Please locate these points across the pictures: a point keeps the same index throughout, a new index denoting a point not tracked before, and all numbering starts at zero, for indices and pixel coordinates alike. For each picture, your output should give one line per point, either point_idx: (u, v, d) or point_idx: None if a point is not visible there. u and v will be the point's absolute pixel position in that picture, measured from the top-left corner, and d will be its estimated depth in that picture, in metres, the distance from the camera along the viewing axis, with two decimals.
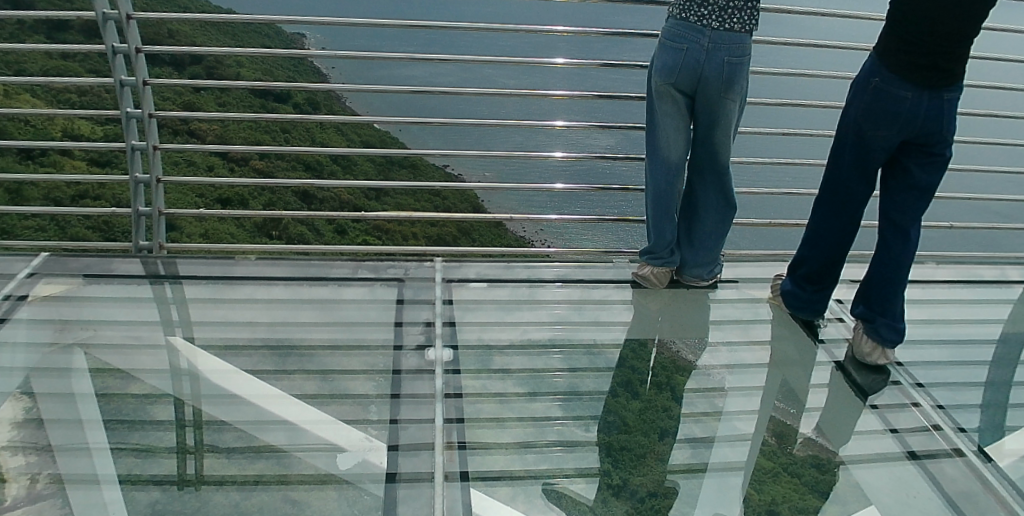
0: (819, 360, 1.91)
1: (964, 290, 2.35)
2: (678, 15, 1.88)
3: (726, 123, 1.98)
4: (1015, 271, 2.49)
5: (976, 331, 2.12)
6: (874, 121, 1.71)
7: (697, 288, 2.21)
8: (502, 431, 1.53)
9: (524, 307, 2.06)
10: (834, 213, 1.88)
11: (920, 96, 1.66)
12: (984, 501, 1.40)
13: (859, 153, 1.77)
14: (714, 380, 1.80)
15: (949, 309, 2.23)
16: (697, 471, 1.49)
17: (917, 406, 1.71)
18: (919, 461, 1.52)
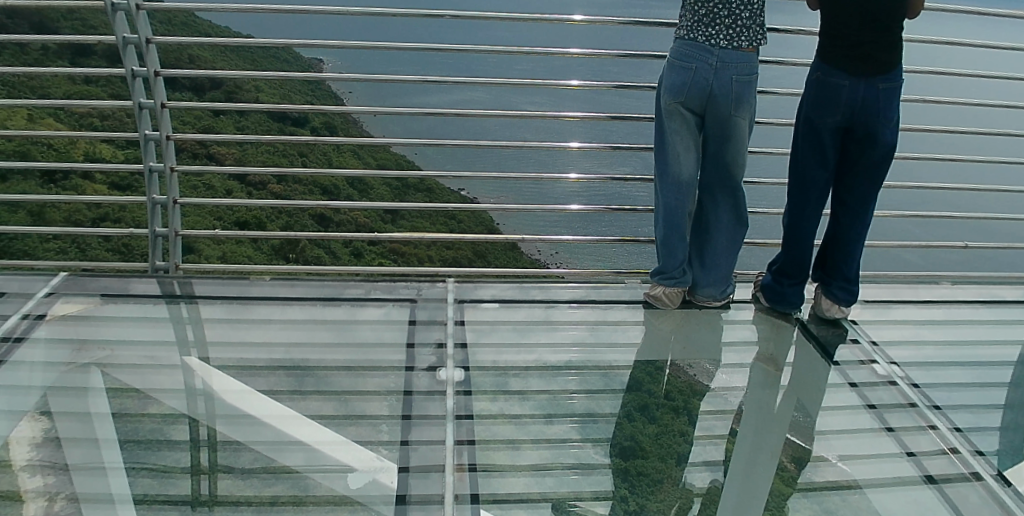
0: (834, 381, 1.87)
1: (983, 311, 2.32)
2: (684, 35, 1.89)
3: (737, 143, 1.98)
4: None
5: (995, 353, 2.09)
6: (818, 109, 1.82)
7: (709, 308, 2.18)
8: (517, 453, 1.52)
9: (538, 328, 2.05)
10: (795, 202, 1.97)
11: (855, 83, 1.77)
12: None
13: (811, 140, 1.87)
14: (730, 403, 1.79)
15: (969, 330, 2.19)
16: (713, 498, 1.47)
17: (933, 427, 1.68)
18: (936, 485, 1.50)
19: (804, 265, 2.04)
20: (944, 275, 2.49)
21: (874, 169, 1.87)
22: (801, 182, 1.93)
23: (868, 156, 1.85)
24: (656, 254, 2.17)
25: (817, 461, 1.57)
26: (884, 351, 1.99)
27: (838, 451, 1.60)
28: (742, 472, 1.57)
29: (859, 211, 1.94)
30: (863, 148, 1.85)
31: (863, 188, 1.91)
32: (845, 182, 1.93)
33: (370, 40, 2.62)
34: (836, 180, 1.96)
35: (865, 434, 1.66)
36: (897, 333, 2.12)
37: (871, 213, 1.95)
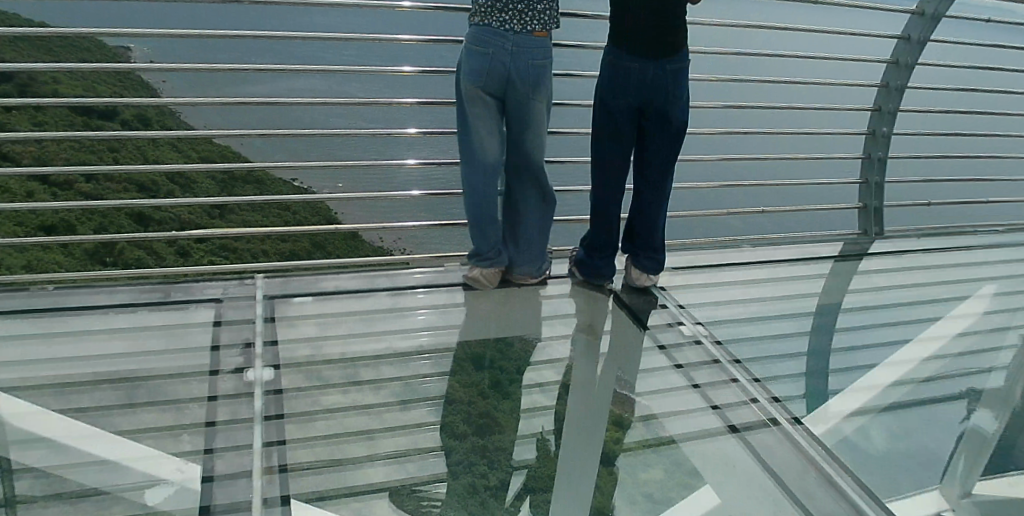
0: (646, 345, 1.98)
1: (782, 268, 2.52)
2: (479, 21, 1.89)
3: (538, 125, 2.01)
4: (838, 247, 2.73)
5: (790, 306, 2.28)
6: (612, 91, 1.91)
7: (526, 286, 2.22)
8: (373, 443, 1.52)
9: (384, 316, 2.02)
10: (600, 181, 2.04)
11: (643, 65, 1.87)
12: (801, 468, 1.57)
13: (607, 121, 1.95)
14: (548, 375, 1.84)
15: (767, 287, 2.38)
16: (544, 465, 1.53)
17: (735, 381, 1.84)
18: (738, 434, 1.66)
19: (613, 240, 2.13)
20: (765, 237, 2.69)
21: (668, 146, 1.99)
22: (607, 162, 2.01)
23: (662, 133, 1.96)
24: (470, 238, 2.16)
25: (641, 420, 1.68)
26: (689, 313, 2.13)
27: (651, 412, 1.71)
28: (573, 437, 1.64)
29: (658, 187, 2.05)
30: (656, 127, 1.96)
31: (660, 164, 2.02)
32: (643, 159, 2.03)
33: (163, 27, 2.43)
34: (637, 159, 2.06)
35: (675, 393, 1.78)
36: (704, 294, 2.26)
37: (669, 190, 2.07)
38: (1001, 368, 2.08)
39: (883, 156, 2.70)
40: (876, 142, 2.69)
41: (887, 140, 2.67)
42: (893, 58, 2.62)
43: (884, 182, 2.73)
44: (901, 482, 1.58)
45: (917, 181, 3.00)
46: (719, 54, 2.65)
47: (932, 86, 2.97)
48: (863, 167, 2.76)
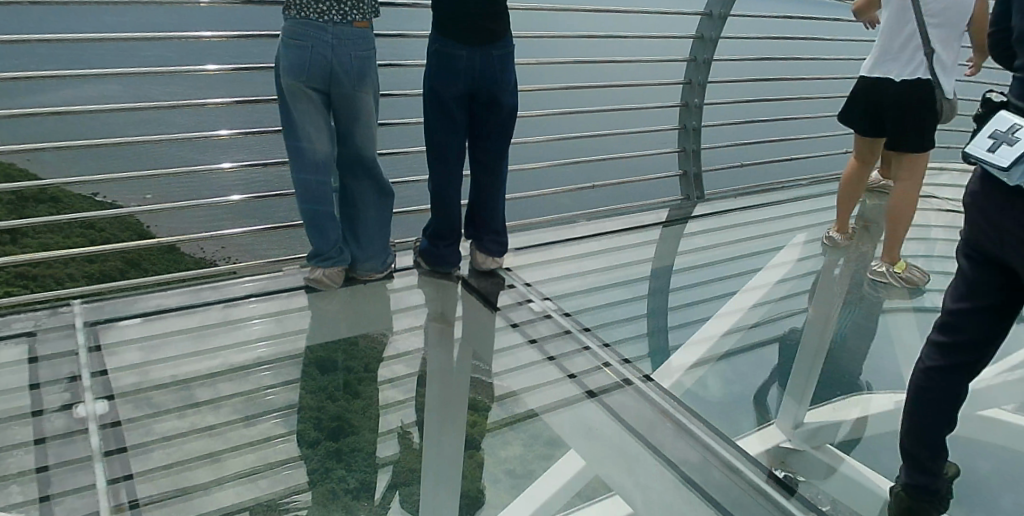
0: (498, 325, 2.03)
1: (619, 237, 2.67)
2: (296, 14, 1.81)
3: (367, 118, 1.97)
4: (665, 213, 2.92)
5: (628, 272, 2.43)
6: (441, 79, 1.91)
7: (373, 281, 2.19)
8: (220, 465, 1.45)
9: (225, 329, 1.92)
10: (438, 170, 2.05)
11: (470, 53, 1.89)
12: (654, 421, 1.70)
13: (439, 109, 1.95)
14: (406, 367, 1.84)
15: (607, 256, 2.52)
16: (408, 459, 1.53)
17: (587, 348, 1.93)
18: (595, 398, 1.76)
19: (456, 227, 2.15)
20: (600, 210, 2.81)
21: (501, 130, 2.03)
22: (443, 151, 2.01)
23: (494, 118, 2.00)
24: (308, 239, 2.08)
25: (501, 400, 1.73)
26: (536, 290, 2.20)
27: (511, 390, 1.77)
28: (437, 425, 1.65)
29: (495, 170, 2.09)
30: (488, 112, 1.99)
31: (494, 148, 2.06)
32: (478, 145, 2.06)
33: None
34: (472, 145, 2.08)
35: (531, 368, 1.85)
36: (551, 270, 2.35)
37: (505, 173, 2.13)
38: (807, 306, 2.34)
39: (696, 126, 2.91)
40: (690, 112, 2.89)
41: (699, 110, 2.89)
42: (699, 33, 2.81)
43: (700, 149, 2.96)
44: (742, 422, 1.76)
45: (727, 146, 3.25)
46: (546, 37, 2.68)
47: (738, 57, 3.21)
48: (680, 137, 2.96)
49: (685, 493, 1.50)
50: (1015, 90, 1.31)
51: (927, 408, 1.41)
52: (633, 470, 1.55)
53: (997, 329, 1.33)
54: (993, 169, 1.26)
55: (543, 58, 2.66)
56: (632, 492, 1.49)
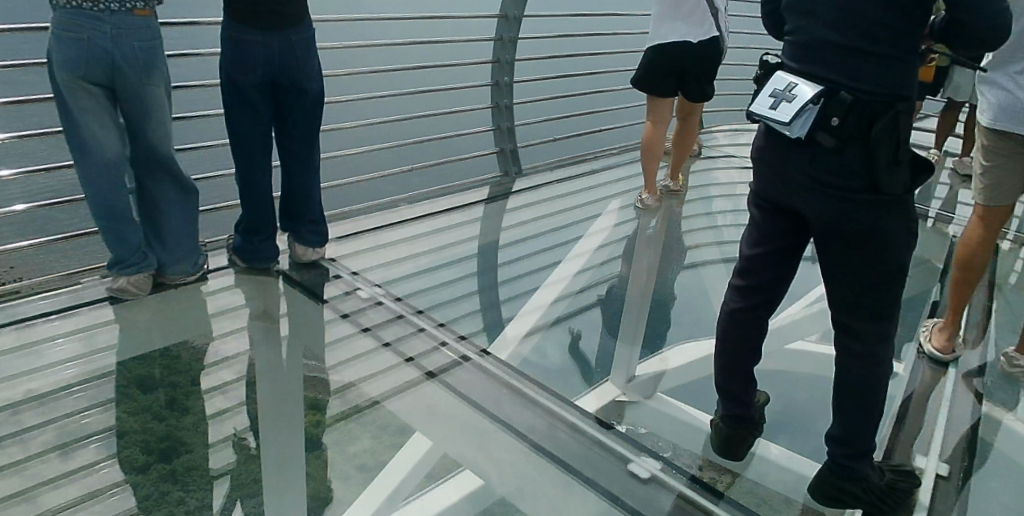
0: (326, 317, 1.98)
1: (446, 216, 2.70)
2: (64, 3, 1.65)
3: (160, 112, 1.85)
4: (485, 191, 2.95)
5: (457, 251, 2.46)
6: (237, 68, 1.82)
7: (184, 285, 2.05)
8: (30, 505, 1.31)
9: (17, 355, 1.72)
10: (244, 163, 1.95)
11: (266, 38, 1.81)
12: (494, 392, 1.75)
13: (238, 99, 1.86)
14: (235, 372, 1.76)
15: (435, 236, 2.54)
16: (246, 467, 1.47)
17: (422, 330, 1.94)
18: (435, 378, 1.77)
19: (269, 220, 2.07)
20: (420, 193, 2.79)
21: (308, 116, 1.98)
22: (248, 142, 1.92)
23: (300, 105, 1.94)
24: (104, 245, 1.91)
25: (338, 393, 1.70)
26: (363, 278, 2.17)
27: (350, 382, 1.74)
28: (276, 427, 1.60)
29: (306, 158, 2.04)
30: (292, 99, 1.93)
31: (303, 136, 2.00)
32: (285, 133, 1.99)
33: None
34: (278, 134, 2.01)
35: (367, 357, 1.83)
36: (380, 255, 2.34)
37: (316, 160, 2.07)
38: (625, 266, 2.50)
39: (509, 104, 3.00)
40: (501, 91, 2.97)
41: (510, 88, 2.97)
42: (503, 13, 2.82)
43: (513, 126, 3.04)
44: (577, 382, 1.86)
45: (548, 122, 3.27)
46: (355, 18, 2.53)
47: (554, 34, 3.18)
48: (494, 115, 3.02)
49: (530, 455, 1.57)
50: (788, 54, 1.41)
51: (735, 350, 1.46)
52: (478, 442, 1.59)
53: (786, 266, 1.42)
54: (776, 124, 1.33)
55: (349, 43, 2.52)
56: (479, 462, 1.53)
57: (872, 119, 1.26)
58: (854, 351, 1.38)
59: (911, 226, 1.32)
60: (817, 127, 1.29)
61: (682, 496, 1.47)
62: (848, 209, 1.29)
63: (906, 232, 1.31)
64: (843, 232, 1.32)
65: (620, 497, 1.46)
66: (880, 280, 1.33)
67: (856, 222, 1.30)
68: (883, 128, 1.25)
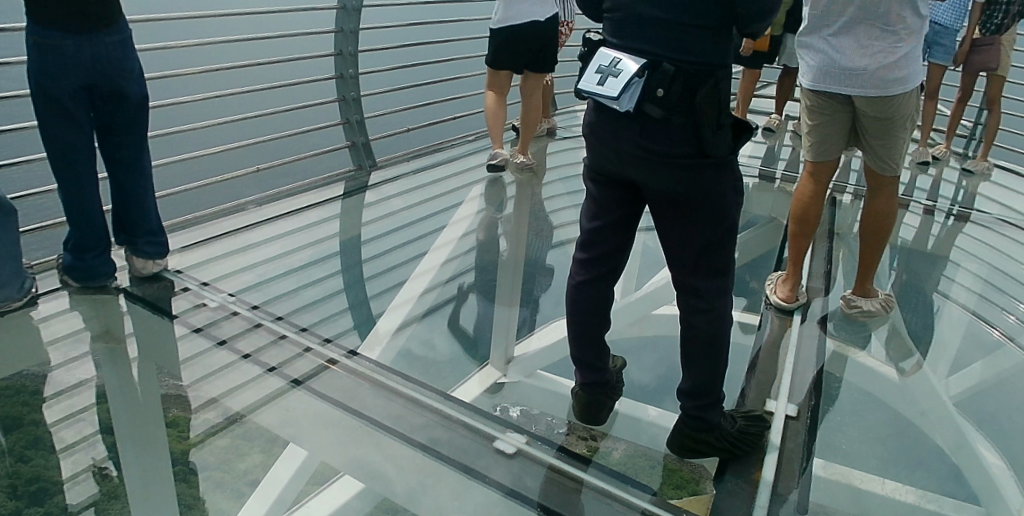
0: (177, 334, 1.87)
1: (303, 215, 2.63)
2: None
3: None
4: (341, 186, 2.89)
5: (318, 251, 2.41)
6: (48, 73, 1.70)
7: (9, 312, 1.89)
8: None
9: None
10: (65, 174, 1.83)
11: (77, 41, 1.71)
12: (363, 391, 1.71)
13: (52, 106, 1.74)
14: (85, 399, 1.64)
15: (293, 237, 2.48)
16: (108, 496, 1.38)
17: (284, 337, 1.88)
18: (301, 385, 1.72)
19: (100, 234, 1.95)
20: (269, 194, 2.69)
21: (134, 121, 1.87)
22: (69, 151, 1.81)
23: (122, 110, 1.84)
24: None
25: (199, 410, 1.62)
26: (213, 288, 2.08)
27: (213, 398, 1.66)
28: (138, 451, 1.50)
29: (135, 166, 1.94)
30: (113, 105, 1.83)
31: (129, 143, 1.90)
32: (109, 141, 1.88)
33: None
34: (102, 143, 1.89)
35: (225, 371, 1.75)
36: (234, 263, 2.26)
37: (147, 168, 1.97)
38: (492, 249, 2.55)
39: (357, 97, 2.96)
40: (347, 84, 2.92)
41: (356, 80, 2.94)
42: (341, 4, 2.81)
43: (363, 118, 3.01)
44: (457, 372, 1.88)
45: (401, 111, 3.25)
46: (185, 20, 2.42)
47: (397, 24, 3.18)
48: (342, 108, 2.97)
49: (404, 451, 1.54)
50: (609, 28, 1.33)
51: (586, 322, 1.46)
52: (346, 443, 1.56)
53: (624, 231, 1.41)
54: (605, 100, 1.25)
55: (177, 43, 2.43)
56: (352, 460, 1.51)
57: (696, 86, 1.20)
58: (697, 310, 1.38)
59: (739, 185, 1.30)
60: (644, 99, 1.23)
61: (552, 468, 1.49)
62: (677, 178, 1.26)
63: (735, 192, 1.30)
64: (675, 199, 1.29)
65: (494, 480, 1.46)
66: (716, 241, 1.32)
67: (686, 188, 1.27)
68: (707, 96, 1.20)
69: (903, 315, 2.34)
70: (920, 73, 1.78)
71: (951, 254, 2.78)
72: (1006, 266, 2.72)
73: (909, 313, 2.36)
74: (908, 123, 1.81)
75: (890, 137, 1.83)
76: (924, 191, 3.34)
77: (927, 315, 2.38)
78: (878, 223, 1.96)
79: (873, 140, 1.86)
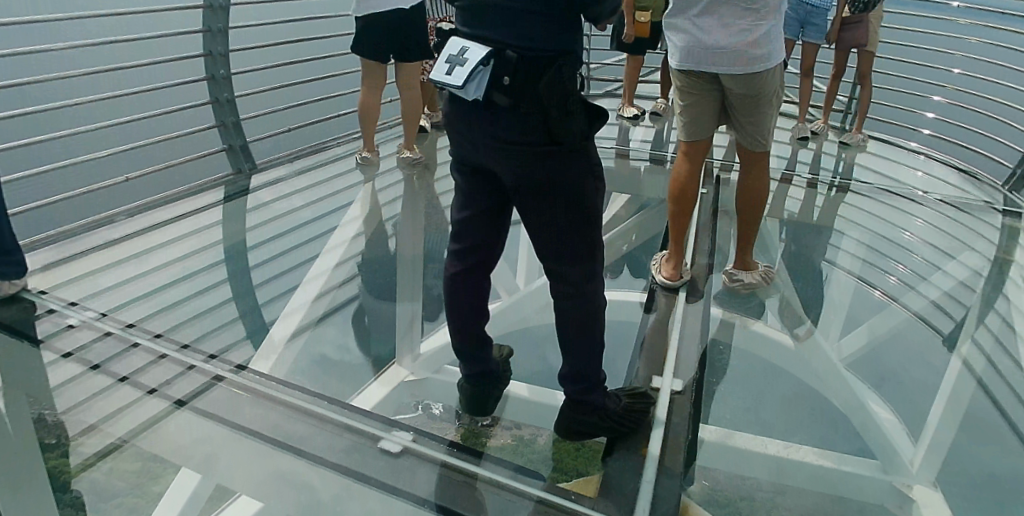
0: (47, 361, 1.74)
1: (183, 224, 2.57)
2: None
3: None
4: (221, 191, 2.86)
5: (202, 260, 2.37)
6: None
7: None
8: None
9: None
10: None
11: None
12: (250, 407, 1.63)
13: None
14: None
15: (174, 248, 2.41)
16: None
17: (165, 356, 1.80)
18: (186, 405, 1.63)
19: None
20: (145, 203, 2.62)
21: None
22: None
23: None
24: None
25: (80, 440, 1.54)
26: (83, 307, 1.99)
27: (92, 424, 1.57)
28: (19, 488, 1.44)
29: None
30: None
31: None
32: None
33: None
34: None
35: (102, 396, 1.65)
36: (111, 279, 2.18)
37: None
38: (388, 247, 2.55)
39: (230, 98, 2.96)
40: (219, 85, 2.91)
41: (227, 81, 2.93)
42: (206, 3, 2.80)
43: (239, 120, 3.00)
44: (362, 376, 1.89)
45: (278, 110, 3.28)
46: (26, 23, 2.28)
47: (266, 22, 3.18)
48: (216, 109, 2.96)
49: (296, 463, 1.49)
50: (459, 17, 1.38)
51: (461, 310, 1.49)
52: (238, 463, 1.49)
53: (494, 222, 1.44)
54: (452, 89, 1.30)
55: (33, 52, 2.35)
56: (247, 480, 1.45)
57: (541, 73, 1.26)
58: (567, 295, 1.42)
59: (596, 171, 1.35)
60: (492, 88, 1.28)
61: (446, 464, 1.47)
62: (531, 165, 1.30)
63: (591, 178, 1.34)
64: (534, 187, 1.33)
65: (388, 483, 1.43)
66: (577, 226, 1.36)
67: (541, 175, 1.31)
68: (551, 82, 1.25)
69: (790, 283, 2.44)
70: (782, 48, 1.85)
71: (835, 222, 2.93)
72: (887, 232, 2.89)
73: (795, 280, 2.46)
74: (774, 100, 1.90)
75: (757, 113, 1.91)
76: (807, 164, 3.50)
77: (813, 281, 2.50)
78: (755, 197, 2.07)
79: (742, 116, 1.94)
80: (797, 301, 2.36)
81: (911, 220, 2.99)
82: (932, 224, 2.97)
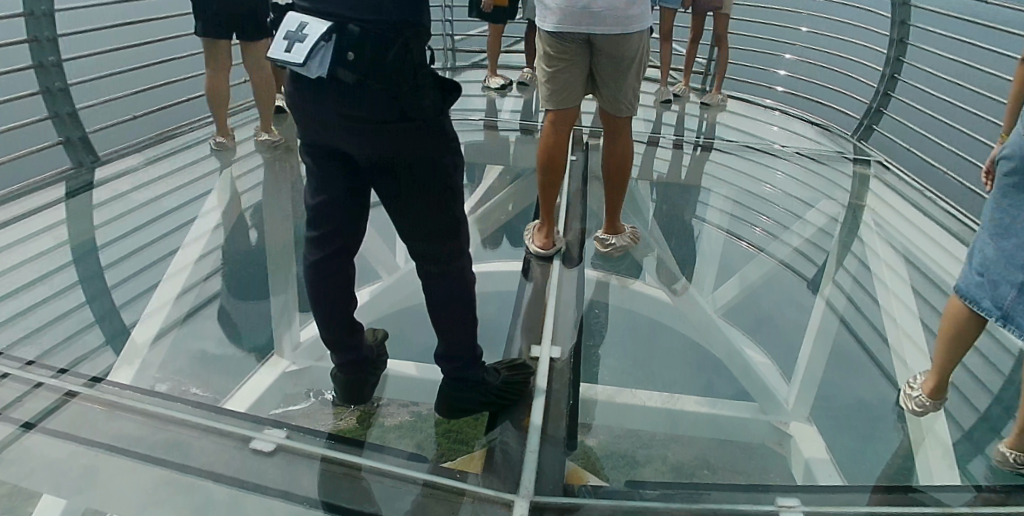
0: None
1: (20, 227, 2.35)
2: None
3: None
4: (62, 187, 2.62)
5: (44, 265, 2.18)
6: None
7: None
8: None
9: None
10: None
11: None
12: (107, 420, 1.50)
13: None
14: None
15: (9, 255, 2.20)
16: None
17: (7, 376, 1.64)
18: (34, 426, 1.48)
19: None
20: None
21: None
22: None
23: None
24: None
25: None
26: None
27: None
28: None
29: None
30: None
31: None
32: None
33: None
34: None
35: None
36: None
37: None
38: (256, 234, 2.43)
39: (64, 86, 2.71)
40: (49, 73, 2.66)
41: (58, 68, 2.68)
42: None
43: (76, 110, 2.77)
44: (245, 364, 1.83)
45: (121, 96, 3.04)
46: None
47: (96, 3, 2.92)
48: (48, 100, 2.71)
49: (163, 474, 1.38)
50: None
51: (328, 299, 1.45)
52: (92, 482, 1.37)
53: (353, 208, 1.41)
54: (292, 66, 1.22)
55: None
56: (113, 499, 1.35)
57: (385, 46, 1.22)
58: (435, 274, 1.40)
59: (452, 143, 1.32)
60: (336, 63, 1.22)
61: (326, 458, 1.42)
62: (384, 143, 1.26)
63: (449, 151, 1.31)
64: (390, 165, 1.28)
65: (263, 485, 1.36)
66: (438, 203, 1.33)
67: (397, 153, 1.27)
68: (396, 55, 1.21)
69: (660, 241, 2.53)
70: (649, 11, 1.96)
71: (701, 180, 3.06)
72: (747, 185, 3.04)
73: (665, 238, 2.56)
74: (639, 64, 1.96)
75: (622, 77, 1.97)
76: (671, 125, 3.64)
77: (682, 236, 2.61)
78: (620, 157, 2.13)
79: (608, 80, 1.98)
80: (669, 256, 2.45)
81: (771, 173, 3.17)
82: (789, 175, 3.17)
